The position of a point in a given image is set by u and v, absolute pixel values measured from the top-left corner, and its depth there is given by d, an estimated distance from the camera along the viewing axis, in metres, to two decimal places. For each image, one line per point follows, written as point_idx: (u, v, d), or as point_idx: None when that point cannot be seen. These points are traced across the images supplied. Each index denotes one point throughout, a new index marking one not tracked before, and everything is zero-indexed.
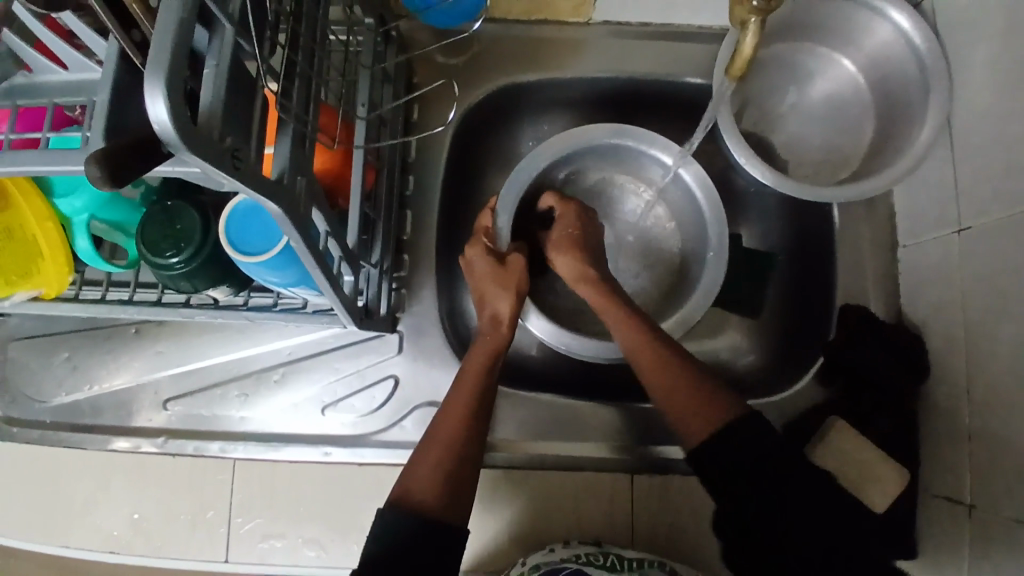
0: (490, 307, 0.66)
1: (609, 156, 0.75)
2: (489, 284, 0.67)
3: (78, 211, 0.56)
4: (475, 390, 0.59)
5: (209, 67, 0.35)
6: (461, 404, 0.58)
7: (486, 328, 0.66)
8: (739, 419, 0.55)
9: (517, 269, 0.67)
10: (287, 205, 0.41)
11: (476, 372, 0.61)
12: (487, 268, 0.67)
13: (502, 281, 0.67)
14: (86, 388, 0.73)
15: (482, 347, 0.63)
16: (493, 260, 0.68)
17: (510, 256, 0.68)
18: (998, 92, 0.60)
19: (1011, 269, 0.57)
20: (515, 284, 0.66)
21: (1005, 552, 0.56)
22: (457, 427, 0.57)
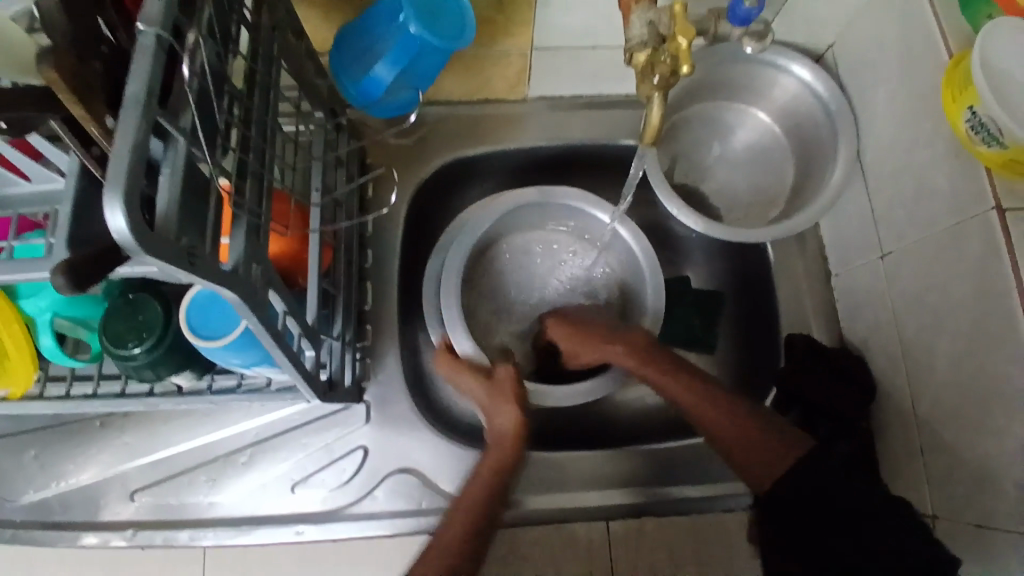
0: (495, 423, 0.67)
1: (551, 213, 0.81)
2: (484, 400, 0.68)
3: (42, 311, 0.58)
4: (465, 525, 0.61)
5: (165, 175, 0.38)
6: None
7: (492, 442, 0.67)
8: (801, 468, 0.57)
9: (508, 380, 0.68)
10: (243, 291, 0.44)
11: (469, 503, 0.63)
12: (477, 388, 0.69)
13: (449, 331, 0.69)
14: (55, 485, 0.71)
15: (483, 467, 0.65)
16: (480, 374, 0.69)
17: (459, 310, 0.71)
18: (901, 131, 0.66)
19: (935, 289, 0.62)
20: (511, 394, 0.67)
21: (973, 559, 0.58)
22: (439, 566, 0.59)
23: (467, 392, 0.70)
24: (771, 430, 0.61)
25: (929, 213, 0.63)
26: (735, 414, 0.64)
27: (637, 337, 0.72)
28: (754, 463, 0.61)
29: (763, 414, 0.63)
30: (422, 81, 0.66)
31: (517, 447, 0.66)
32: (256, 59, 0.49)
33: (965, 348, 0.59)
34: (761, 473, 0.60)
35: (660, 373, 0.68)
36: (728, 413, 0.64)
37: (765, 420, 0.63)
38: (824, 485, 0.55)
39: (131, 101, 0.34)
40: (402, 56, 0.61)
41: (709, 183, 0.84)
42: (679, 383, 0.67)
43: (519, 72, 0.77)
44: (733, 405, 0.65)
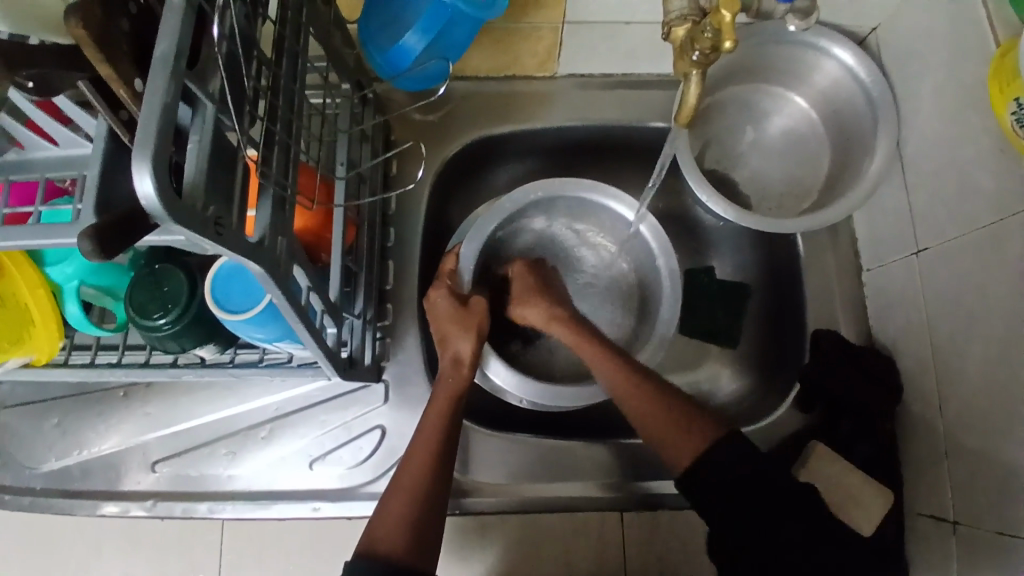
0: (451, 347, 0.68)
1: (574, 208, 0.79)
2: (449, 325, 0.69)
3: (69, 278, 0.57)
4: (438, 425, 0.61)
5: (193, 142, 0.37)
6: (425, 447, 0.60)
7: (447, 369, 0.67)
8: (704, 454, 0.58)
9: (478, 311, 0.70)
10: (268, 264, 0.43)
11: (439, 411, 0.62)
12: (448, 310, 0.69)
13: (462, 322, 0.69)
14: (76, 453, 0.72)
15: (443, 389, 0.65)
16: (456, 302, 0.70)
17: (473, 298, 0.70)
18: (945, 121, 0.64)
19: (973, 288, 0.60)
20: (476, 325, 0.68)
21: (995, 566, 0.57)
22: (421, 471, 0.58)
23: (437, 310, 0.70)
24: (675, 413, 0.61)
25: (971, 208, 0.60)
26: (659, 391, 0.63)
27: (579, 318, 0.72)
28: (665, 441, 0.61)
29: (675, 397, 0.63)
30: (453, 52, 0.65)
31: (472, 372, 0.67)
32: (286, 25, 0.47)
33: (1001, 349, 0.57)
34: (673, 450, 0.60)
35: (595, 352, 0.68)
36: (645, 393, 0.63)
37: (672, 402, 0.62)
38: (737, 466, 0.56)
39: (161, 63, 0.33)
40: (433, 25, 0.60)
41: (740, 170, 0.82)
42: (599, 360, 0.67)
43: (549, 47, 0.77)
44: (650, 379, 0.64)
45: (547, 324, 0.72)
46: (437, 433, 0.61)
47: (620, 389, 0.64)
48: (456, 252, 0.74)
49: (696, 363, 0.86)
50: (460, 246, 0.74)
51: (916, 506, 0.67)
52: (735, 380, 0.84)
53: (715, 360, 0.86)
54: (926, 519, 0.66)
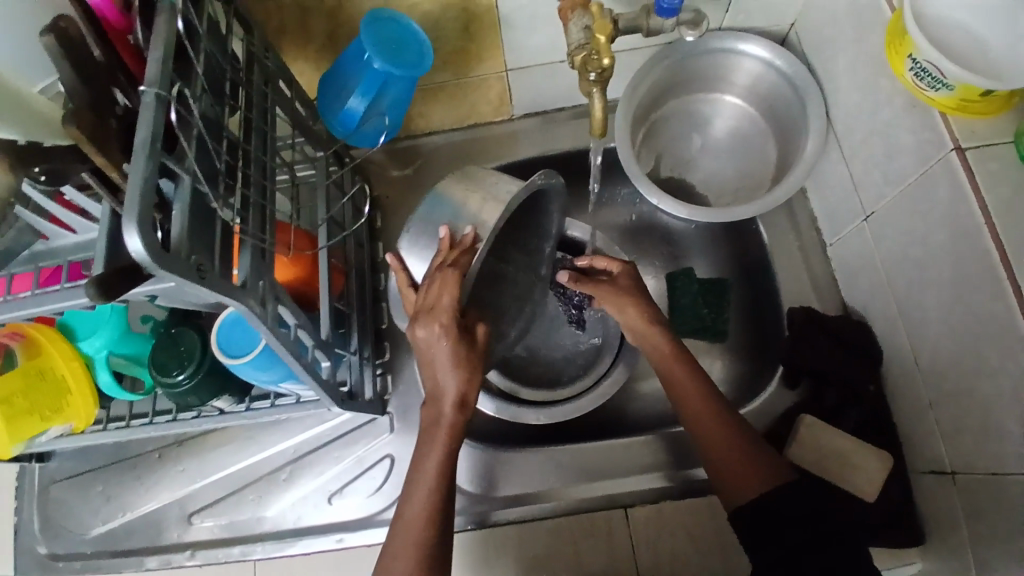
0: (451, 389, 0.58)
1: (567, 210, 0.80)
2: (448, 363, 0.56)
3: (98, 350, 0.66)
4: (430, 488, 0.60)
5: (177, 209, 0.46)
6: (421, 511, 0.59)
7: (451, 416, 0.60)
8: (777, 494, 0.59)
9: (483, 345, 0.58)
10: (251, 303, 0.50)
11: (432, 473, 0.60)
12: (451, 348, 0.56)
13: (463, 361, 0.57)
14: (120, 515, 0.79)
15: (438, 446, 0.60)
16: (458, 338, 0.56)
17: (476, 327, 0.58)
18: (862, 93, 0.68)
19: (919, 240, 0.63)
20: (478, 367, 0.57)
21: (993, 510, 0.57)
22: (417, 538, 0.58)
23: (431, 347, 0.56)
24: (756, 456, 0.63)
25: (901, 167, 0.64)
26: (743, 437, 0.64)
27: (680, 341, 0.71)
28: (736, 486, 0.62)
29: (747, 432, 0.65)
30: (396, 109, 0.69)
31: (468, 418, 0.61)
32: (251, 110, 0.57)
33: (954, 293, 0.59)
34: (740, 486, 0.61)
35: (690, 379, 0.68)
36: (726, 426, 0.65)
37: (753, 441, 0.64)
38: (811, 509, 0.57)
39: (140, 149, 0.42)
40: (370, 88, 0.64)
41: (696, 173, 0.87)
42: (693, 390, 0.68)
43: (500, 94, 0.84)
44: (726, 427, 0.65)
45: (646, 330, 0.71)
46: (430, 501, 0.60)
47: (709, 424, 0.66)
48: (468, 267, 0.56)
49: None
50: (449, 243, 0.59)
51: (916, 466, 0.68)
52: (728, 372, 0.86)
53: (706, 356, 0.88)
54: (927, 477, 0.66)
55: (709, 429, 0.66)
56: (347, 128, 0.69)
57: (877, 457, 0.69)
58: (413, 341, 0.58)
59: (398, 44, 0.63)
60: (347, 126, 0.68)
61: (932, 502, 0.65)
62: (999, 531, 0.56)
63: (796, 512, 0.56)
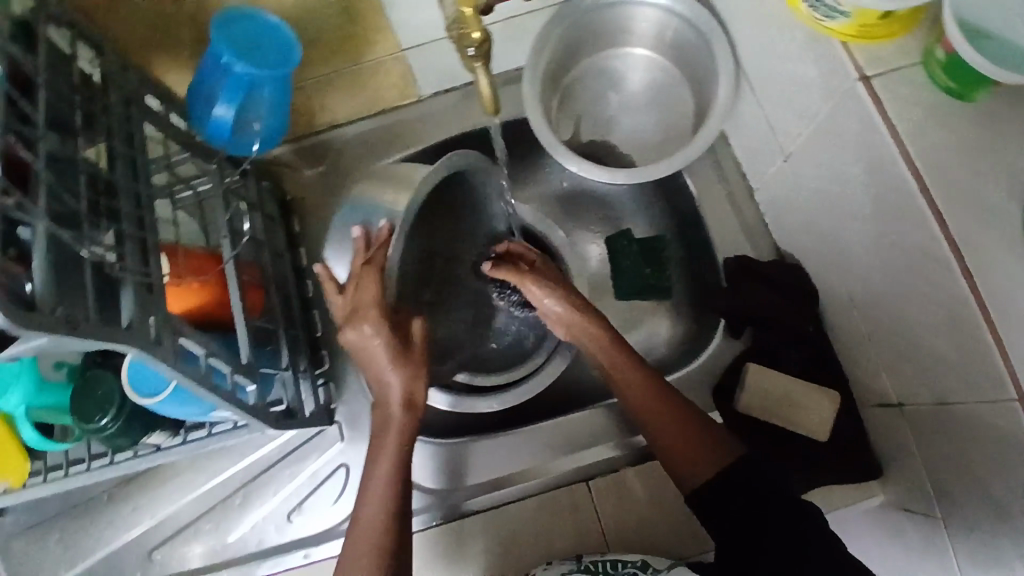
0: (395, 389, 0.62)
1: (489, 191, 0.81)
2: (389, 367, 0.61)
3: (17, 406, 0.65)
4: (382, 494, 0.60)
5: (35, 260, 0.43)
6: (378, 515, 0.59)
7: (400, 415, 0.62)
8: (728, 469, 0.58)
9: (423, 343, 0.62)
10: (145, 345, 0.48)
11: (385, 476, 0.61)
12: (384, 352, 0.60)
13: (405, 361, 0.61)
14: (84, 560, 0.76)
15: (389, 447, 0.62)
16: (398, 343, 0.60)
17: (415, 325, 0.62)
18: (762, 29, 0.65)
19: (839, 176, 0.62)
20: (420, 366, 0.62)
21: (939, 432, 0.58)
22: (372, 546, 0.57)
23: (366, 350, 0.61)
24: (701, 433, 0.62)
25: (811, 103, 0.63)
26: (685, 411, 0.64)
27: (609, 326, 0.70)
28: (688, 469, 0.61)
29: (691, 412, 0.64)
30: (273, 113, 0.65)
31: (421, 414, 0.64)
32: (114, 136, 0.53)
33: (880, 225, 0.59)
34: (691, 471, 0.60)
35: (627, 365, 0.67)
36: (669, 409, 0.64)
37: (696, 419, 0.63)
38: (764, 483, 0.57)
39: None
40: (236, 91, 0.60)
41: (617, 132, 0.85)
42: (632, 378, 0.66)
43: (402, 76, 0.80)
44: (669, 403, 0.64)
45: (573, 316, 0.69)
46: (385, 504, 0.59)
47: (655, 411, 0.64)
48: (385, 262, 0.60)
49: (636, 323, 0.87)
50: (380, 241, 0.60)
51: (865, 399, 0.69)
52: (676, 328, 0.86)
53: (653, 316, 0.87)
54: (876, 409, 0.67)
55: (654, 412, 0.64)
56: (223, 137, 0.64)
57: (825, 396, 0.69)
58: (346, 345, 0.62)
59: (259, 44, 0.59)
60: (223, 136, 0.64)
61: (884, 431, 0.67)
62: (946, 451, 0.58)
63: (749, 478, 0.57)
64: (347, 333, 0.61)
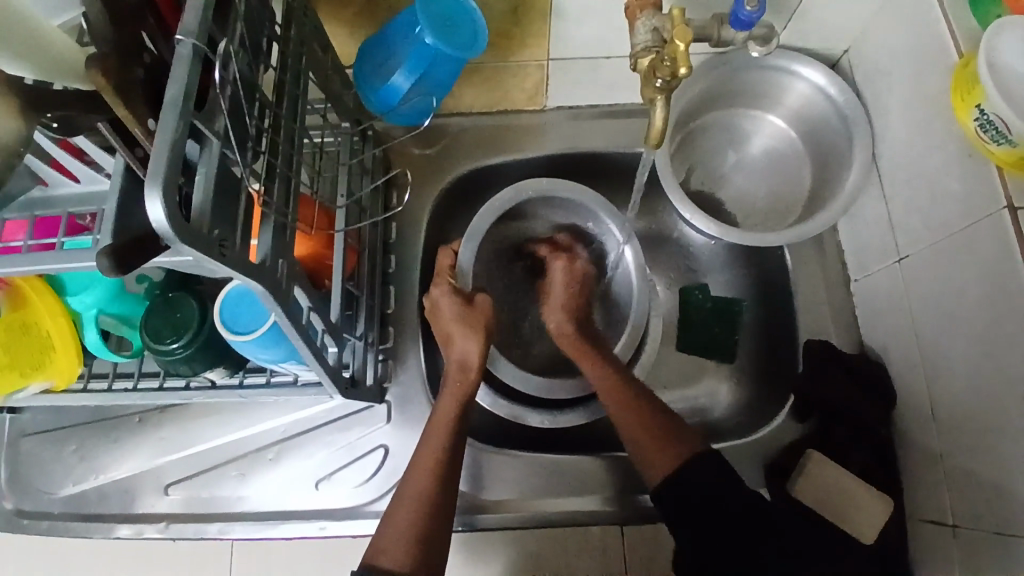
0: (457, 349, 0.68)
1: (570, 209, 0.81)
2: (454, 325, 0.69)
3: (88, 306, 0.62)
4: (444, 436, 0.63)
5: (201, 174, 0.42)
6: (433, 455, 0.62)
7: (454, 372, 0.68)
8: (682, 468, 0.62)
9: (482, 309, 0.70)
10: (269, 284, 0.47)
11: (447, 417, 0.64)
12: (453, 307, 0.70)
13: (467, 321, 0.69)
14: (94, 477, 0.75)
15: (451, 392, 0.66)
16: (460, 300, 0.70)
17: (477, 296, 0.71)
18: (915, 131, 0.66)
19: (952, 290, 0.62)
20: (480, 325, 0.69)
21: (992, 569, 0.57)
22: (428, 479, 0.60)
23: (440, 307, 0.70)
24: (665, 429, 0.65)
25: (943, 214, 0.63)
26: (648, 411, 0.67)
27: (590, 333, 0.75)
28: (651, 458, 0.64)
29: (652, 410, 0.67)
30: (440, 90, 0.67)
31: (479, 376, 0.68)
32: (286, 71, 0.52)
33: (981, 349, 0.58)
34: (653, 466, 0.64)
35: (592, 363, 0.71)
36: (637, 407, 0.67)
37: (661, 416, 0.67)
38: (745, 505, 0.60)
39: (170, 105, 0.38)
40: (420, 64, 0.62)
41: (727, 189, 0.85)
42: (598, 371, 0.71)
43: (536, 83, 0.80)
44: (637, 403, 0.68)
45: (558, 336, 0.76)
46: (444, 445, 0.62)
47: (618, 408, 0.68)
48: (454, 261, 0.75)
49: (694, 379, 0.87)
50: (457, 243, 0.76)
51: (916, 514, 0.67)
52: (733, 394, 0.86)
53: (712, 376, 0.87)
54: (927, 525, 0.66)
55: (618, 402, 0.68)
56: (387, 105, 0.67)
57: (879, 500, 0.67)
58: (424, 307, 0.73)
59: (454, 25, 0.61)
60: (388, 105, 0.66)
61: (929, 551, 0.65)
62: None
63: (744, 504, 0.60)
64: (429, 299, 0.72)
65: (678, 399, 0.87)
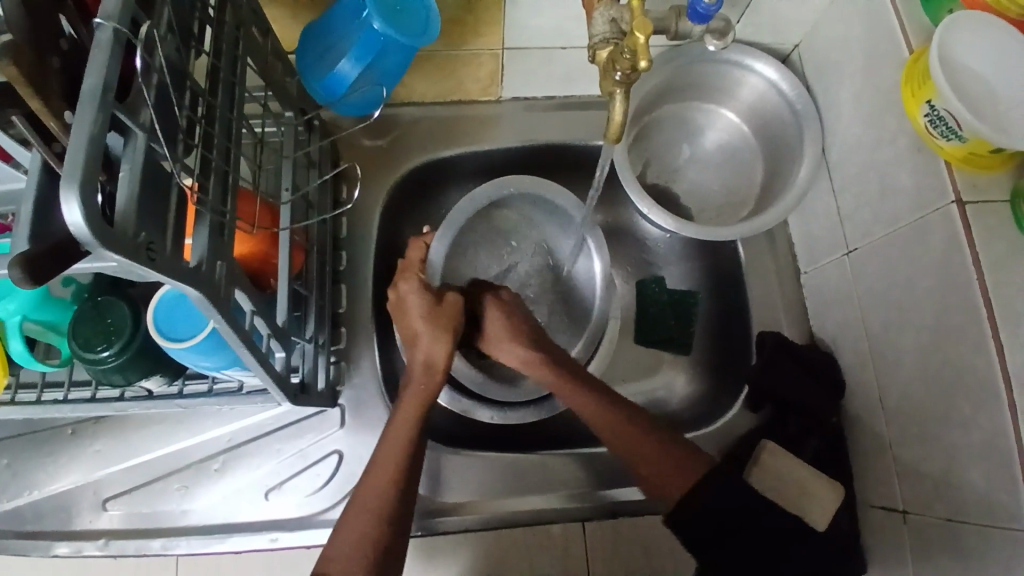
0: (422, 350, 0.65)
1: (542, 204, 0.79)
2: (421, 322, 0.67)
3: (11, 314, 0.56)
4: (404, 445, 0.60)
5: (125, 171, 0.38)
6: (390, 464, 0.59)
7: (418, 375, 0.65)
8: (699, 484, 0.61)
9: (452, 307, 0.68)
10: (207, 290, 0.43)
11: (407, 423, 0.62)
12: (420, 301, 0.68)
13: (434, 318, 0.67)
14: (27, 493, 0.69)
15: (412, 396, 0.63)
16: (429, 297, 0.68)
17: (447, 294, 0.69)
18: (865, 127, 0.67)
19: (900, 282, 0.63)
20: (447, 325, 0.66)
21: (940, 550, 0.60)
22: (385, 488, 0.58)
23: (408, 303, 0.68)
24: (665, 446, 0.65)
25: (892, 208, 0.64)
26: (641, 427, 0.66)
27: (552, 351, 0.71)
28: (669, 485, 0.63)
29: (644, 424, 0.66)
30: (389, 80, 0.64)
31: (444, 378, 0.65)
32: (221, 57, 0.48)
33: (928, 340, 0.60)
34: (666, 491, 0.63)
35: (569, 387, 0.68)
36: (623, 419, 0.66)
37: (646, 427, 0.66)
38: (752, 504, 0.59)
39: (88, 96, 0.34)
40: (366, 53, 0.59)
41: (681, 183, 0.85)
42: (576, 396, 0.68)
43: (491, 72, 0.78)
44: (629, 425, 0.66)
45: (501, 342, 0.71)
46: (404, 452, 0.60)
47: (609, 427, 0.66)
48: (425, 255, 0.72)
49: (653, 371, 0.88)
50: (429, 238, 0.75)
51: (867, 498, 0.70)
52: (691, 385, 0.87)
53: (671, 367, 0.88)
54: (877, 512, 0.68)
55: (605, 423, 0.66)
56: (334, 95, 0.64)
57: (830, 488, 0.68)
58: (390, 299, 0.71)
59: (404, 10, 0.58)
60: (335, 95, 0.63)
61: (879, 533, 0.68)
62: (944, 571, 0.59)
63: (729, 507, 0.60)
64: (396, 292, 0.71)
65: (638, 391, 0.87)
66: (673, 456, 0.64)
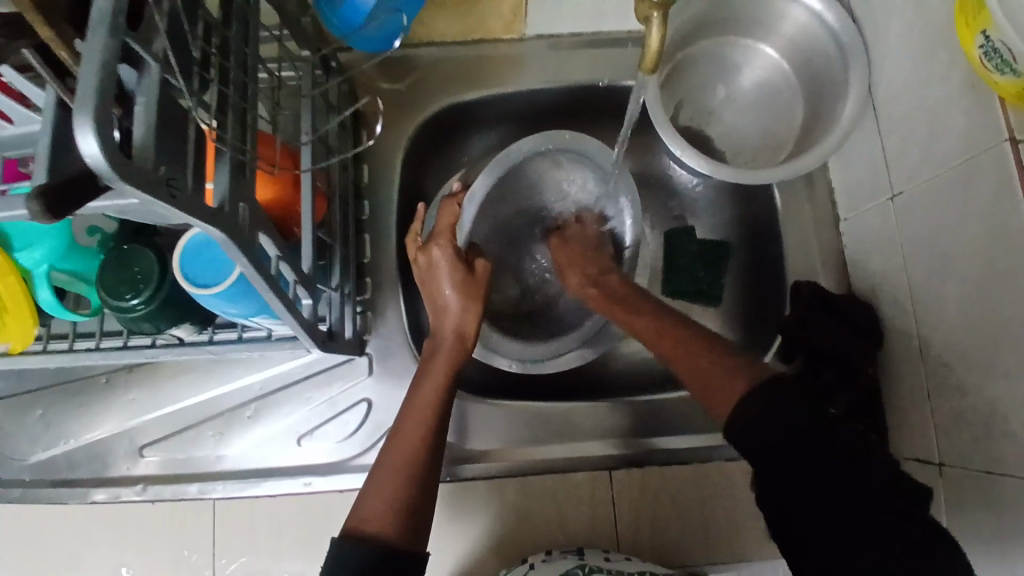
0: (452, 319, 0.66)
1: (581, 166, 0.76)
2: (455, 289, 0.67)
3: (38, 263, 0.57)
4: (431, 411, 0.60)
5: (141, 104, 0.37)
6: (416, 434, 0.58)
7: (450, 344, 0.65)
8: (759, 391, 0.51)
9: (482, 275, 0.69)
10: (230, 231, 0.42)
11: (434, 390, 0.61)
12: (452, 267, 0.67)
13: (468, 288, 0.67)
14: (63, 443, 0.72)
15: (439, 364, 0.63)
16: (461, 265, 0.68)
17: (477, 262, 0.70)
18: (914, 61, 0.63)
19: (947, 227, 0.60)
20: (479, 295, 0.67)
21: (978, 501, 0.58)
22: (412, 452, 0.57)
23: (440, 267, 0.68)
24: (722, 355, 0.56)
25: (940, 148, 0.60)
26: (698, 340, 0.59)
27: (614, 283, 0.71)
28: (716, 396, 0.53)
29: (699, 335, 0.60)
30: (407, 6, 0.65)
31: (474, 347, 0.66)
32: None
33: (974, 286, 0.57)
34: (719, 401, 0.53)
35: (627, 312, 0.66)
36: (682, 336, 0.60)
37: (714, 342, 0.59)
38: None
39: (98, 21, 0.33)
40: None
41: (715, 125, 0.82)
42: (635, 316, 0.65)
43: (514, 8, 0.77)
44: (686, 334, 0.60)
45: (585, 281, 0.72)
46: (431, 417, 0.59)
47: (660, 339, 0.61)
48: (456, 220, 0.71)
49: None
50: (462, 196, 0.72)
51: (902, 450, 0.68)
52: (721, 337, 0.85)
53: (699, 319, 0.86)
54: (913, 461, 0.67)
55: (659, 338, 0.62)
56: (351, 27, 0.63)
57: None
58: (415, 265, 0.70)
59: None
60: (353, 26, 0.63)
61: None
62: (982, 524, 0.58)
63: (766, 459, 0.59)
64: (425, 258, 0.69)
65: None
66: (714, 361, 0.56)
